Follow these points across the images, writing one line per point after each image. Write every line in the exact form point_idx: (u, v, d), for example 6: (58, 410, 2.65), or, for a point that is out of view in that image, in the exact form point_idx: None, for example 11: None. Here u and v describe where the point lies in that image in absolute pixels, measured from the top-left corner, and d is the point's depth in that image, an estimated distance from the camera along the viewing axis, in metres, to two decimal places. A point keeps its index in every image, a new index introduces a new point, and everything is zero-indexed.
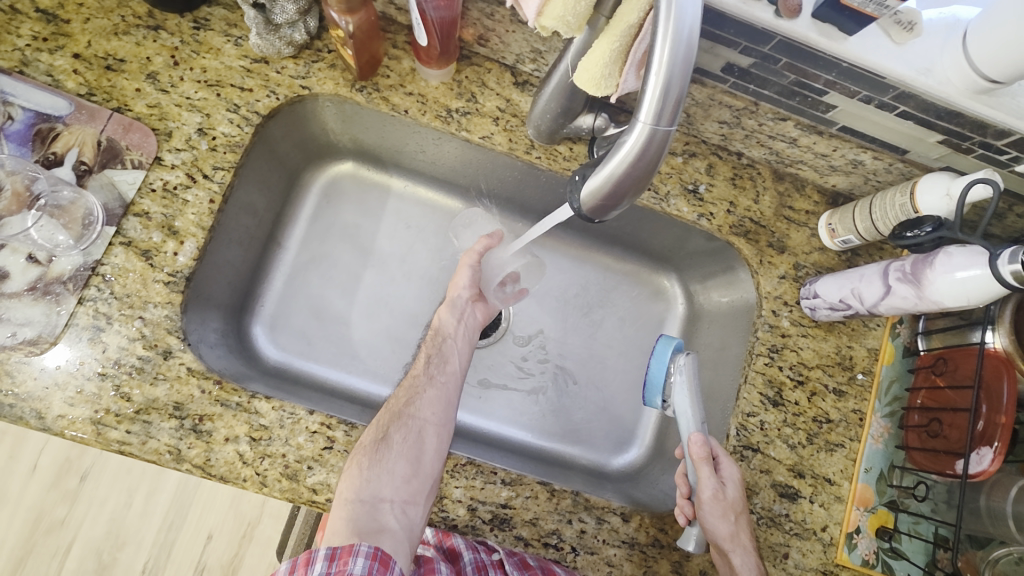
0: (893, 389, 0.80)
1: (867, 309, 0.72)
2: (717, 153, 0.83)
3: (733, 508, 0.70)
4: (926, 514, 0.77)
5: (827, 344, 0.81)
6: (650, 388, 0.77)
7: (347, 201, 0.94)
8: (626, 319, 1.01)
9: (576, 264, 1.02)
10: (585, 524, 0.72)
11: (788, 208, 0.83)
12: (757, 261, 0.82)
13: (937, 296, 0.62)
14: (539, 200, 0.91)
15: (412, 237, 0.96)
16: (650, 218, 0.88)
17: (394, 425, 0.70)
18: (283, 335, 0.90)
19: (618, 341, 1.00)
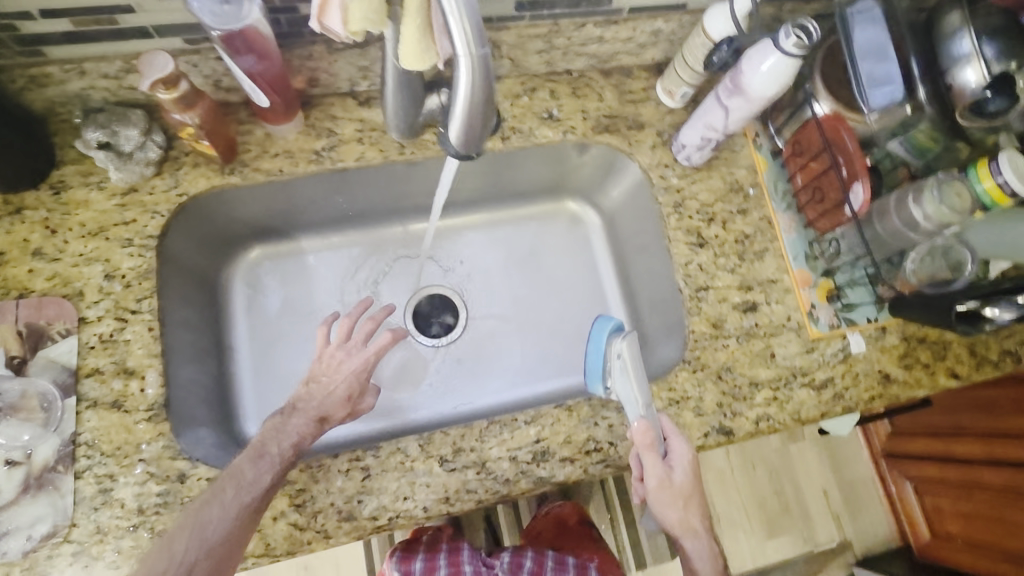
0: (780, 186, 0.94)
1: (723, 133, 0.82)
2: (551, 79, 0.94)
3: (682, 494, 0.76)
4: (853, 264, 0.90)
5: (714, 180, 0.93)
6: (591, 376, 0.80)
7: (271, 284, 1.00)
8: (556, 253, 1.11)
9: (493, 231, 1.11)
10: (610, 417, 0.80)
11: (628, 93, 0.95)
12: (627, 145, 0.93)
13: (761, 100, 0.74)
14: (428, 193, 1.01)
15: (343, 282, 1.04)
16: (527, 156, 0.99)
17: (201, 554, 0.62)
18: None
19: (558, 274, 1.11)
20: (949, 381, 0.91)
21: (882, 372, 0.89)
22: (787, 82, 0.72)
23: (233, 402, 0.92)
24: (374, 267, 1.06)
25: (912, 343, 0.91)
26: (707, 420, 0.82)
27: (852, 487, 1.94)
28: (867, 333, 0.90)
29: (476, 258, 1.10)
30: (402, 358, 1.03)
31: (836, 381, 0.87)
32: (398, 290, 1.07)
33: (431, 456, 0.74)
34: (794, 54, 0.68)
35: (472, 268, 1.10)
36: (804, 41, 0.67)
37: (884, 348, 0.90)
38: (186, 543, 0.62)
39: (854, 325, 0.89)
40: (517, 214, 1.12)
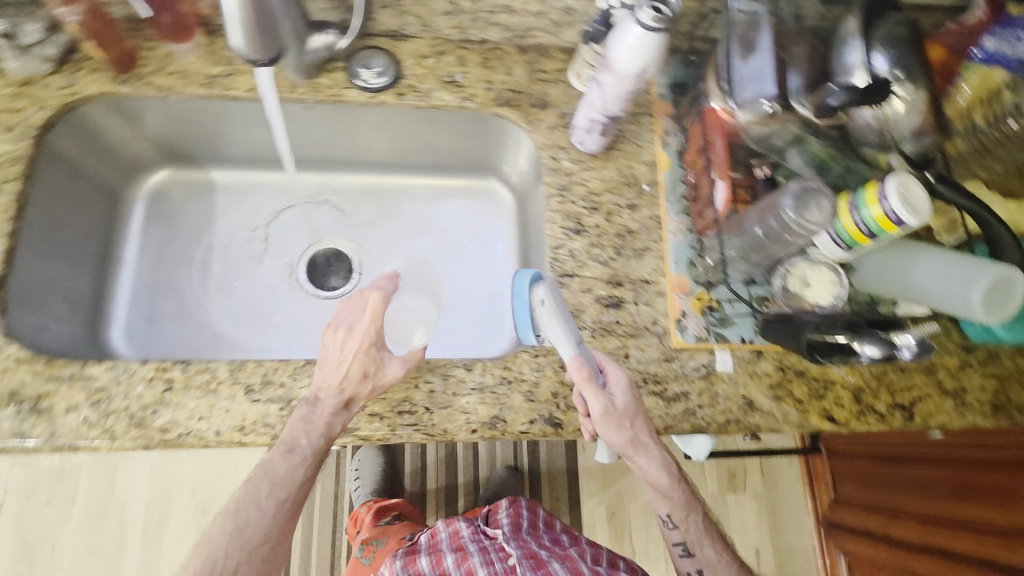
0: (678, 189, 0.90)
1: (603, 115, 0.81)
2: (463, 46, 0.95)
3: (626, 415, 0.76)
4: (736, 280, 0.85)
5: (608, 170, 0.92)
6: (522, 326, 0.82)
7: (175, 209, 1.06)
8: (461, 228, 1.12)
9: (404, 197, 1.12)
10: (435, 382, 0.78)
11: (539, 71, 0.95)
12: (525, 121, 0.93)
13: (630, 79, 0.72)
14: (342, 147, 1.05)
15: (247, 216, 1.08)
16: (428, 121, 0.98)
17: (242, 541, 0.75)
18: (145, 338, 0.98)
19: (460, 248, 1.11)
20: (824, 423, 0.84)
21: (746, 398, 0.83)
22: (650, 60, 0.70)
23: (109, 305, 0.98)
24: (279, 209, 1.09)
25: (788, 375, 0.85)
26: (537, 408, 0.79)
27: (789, 554, 1.82)
28: (738, 354, 0.85)
29: (387, 220, 1.12)
30: (285, 302, 1.05)
31: (691, 397, 0.82)
32: (296, 233, 1.09)
33: (238, 382, 0.74)
34: (649, 28, 0.66)
35: (376, 230, 1.12)
36: (660, 13, 0.65)
37: (755, 375, 0.84)
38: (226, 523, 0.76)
39: (725, 343, 0.84)
40: (428, 183, 1.12)
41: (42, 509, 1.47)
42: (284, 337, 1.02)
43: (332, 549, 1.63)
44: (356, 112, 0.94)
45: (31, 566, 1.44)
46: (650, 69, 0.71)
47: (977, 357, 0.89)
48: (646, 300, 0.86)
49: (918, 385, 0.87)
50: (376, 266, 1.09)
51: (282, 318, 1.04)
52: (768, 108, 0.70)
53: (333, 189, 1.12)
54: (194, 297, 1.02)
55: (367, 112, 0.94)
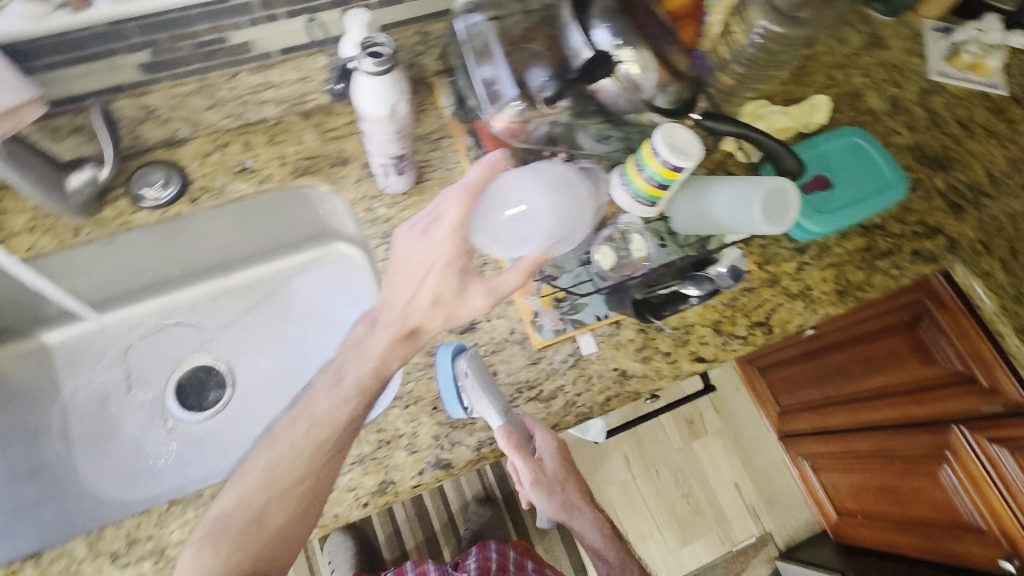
0: None
1: (389, 158, 0.81)
2: (246, 130, 0.94)
3: (556, 480, 0.90)
4: (573, 264, 0.87)
5: (425, 203, 0.92)
6: (447, 400, 0.78)
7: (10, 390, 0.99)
8: (317, 301, 1.10)
9: (251, 290, 1.10)
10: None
11: (330, 131, 0.95)
12: (330, 183, 0.92)
13: (389, 119, 0.72)
14: (166, 266, 1.01)
15: (95, 367, 1.02)
16: (240, 215, 0.96)
17: (293, 497, 0.72)
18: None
19: (324, 321, 1.09)
20: (696, 365, 0.88)
21: (619, 370, 0.86)
22: (396, 97, 0.71)
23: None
24: (123, 348, 1.04)
25: (650, 333, 0.88)
26: (421, 457, 0.78)
27: (766, 474, 1.88)
28: (599, 332, 0.87)
29: (244, 320, 1.09)
30: (164, 441, 1.00)
31: (567, 388, 0.84)
32: (149, 366, 1.05)
33: (101, 553, 0.71)
34: (377, 69, 0.67)
35: (233, 332, 1.09)
36: (378, 57, 0.66)
37: (619, 345, 0.87)
38: (204, 539, 0.70)
39: (582, 326, 0.86)
40: (270, 268, 1.10)
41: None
42: (174, 475, 0.98)
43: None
44: (156, 233, 0.91)
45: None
46: (402, 104, 0.72)
47: (812, 254, 0.95)
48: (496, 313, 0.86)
49: (768, 299, 0.92)
50: (248, 369, 1.06)
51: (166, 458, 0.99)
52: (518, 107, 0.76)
53: (174, 308, 1.07)
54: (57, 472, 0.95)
55: (168, 228, 0.91)
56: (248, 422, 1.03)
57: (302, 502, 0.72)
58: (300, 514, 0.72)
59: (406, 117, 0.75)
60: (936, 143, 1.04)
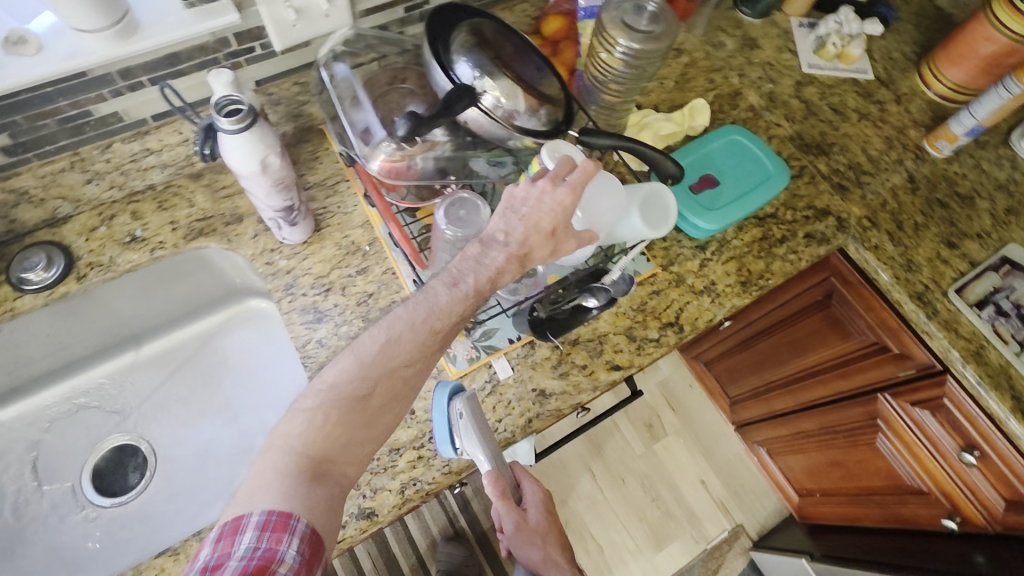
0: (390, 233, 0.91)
1: (272, 210, 0.82)
2: (133, 199, 0.91)
3: (540, 534, 1.02)
4: None
5: (327, 249, 0.92)
6: (440, 442, 0.77)
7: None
8: (233, 361, 1.07)
9: (163, 361, 1.06)
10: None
11: (222, 189, 0.94)
12: (226, 242, 0.91)
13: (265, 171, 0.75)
14: (66, 348, 0.97)
15: (1, 463, 0.96)
16: (140, 285, 0.94)
17: (382, 392, 0.66)
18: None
19: (248, 381, 1.06)
20: (613, 374, 0.89)
21: (537, 389, 0.86)
22: (267, 150, 0.73)
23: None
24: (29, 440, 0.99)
25: (564, 348, 0.89)
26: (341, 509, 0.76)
27: (729, 466, 1.90)
28: (513, 354, 0.87)
29: (163, 391, 1.05)
30: (84, 532, 0.95)
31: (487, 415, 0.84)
32: (57, 456, 1.00)
33: None
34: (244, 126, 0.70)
35: (150, 406, 1.05)
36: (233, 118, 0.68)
37: (535, 364, 0.87)
38: (319, 404, 0.64)
39: (494, 351, 0.86)
40: (181, 335, 1.07)
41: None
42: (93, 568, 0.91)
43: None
44: (48, 315, 0.88)
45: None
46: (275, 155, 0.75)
47: (713, 249, 0.98)
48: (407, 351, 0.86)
49: (676, 299, 0.95)
50: (170, 442, 1.02)
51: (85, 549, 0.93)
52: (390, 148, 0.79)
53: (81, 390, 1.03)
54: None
55: (58, 309, 0.88)
56: (174, 499, 0.98)
57: (381, 406, 0.67)
58: (383, 415, 0.67)
59: (284, 169, 0.78)
60: (814, 131, 1.11)
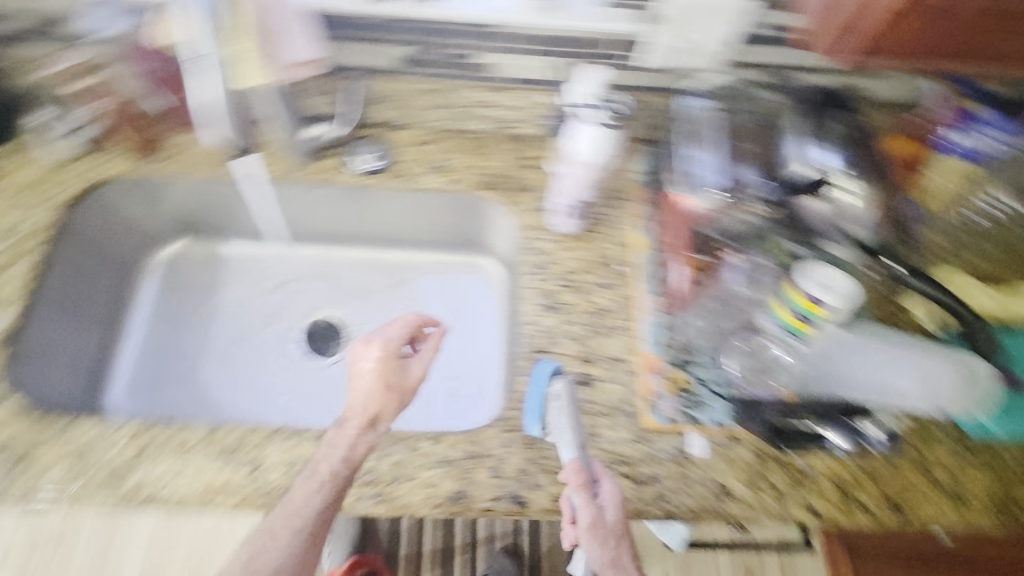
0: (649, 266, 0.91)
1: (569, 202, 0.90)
2: (455, 134, 1.04)
3: (614, 533, 0.75)
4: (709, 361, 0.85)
5: (587, 251, 0.95)
6: (528, 412, 0.81)
7: (178, 288, 1.13)
8: (452, 301, 1.12)
9: (399, 277, 1.15)
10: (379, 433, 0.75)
11: (525, 159, 1.02)
12: (508, 203, 0.98)
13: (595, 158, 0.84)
14: (335, 223, 1.12)
15: (248, 284, 1.14)
16: (410, 203, 1.05)
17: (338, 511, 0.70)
18: (138, 398, 1.04)
19: (451, 325, 1.11)
20: (806, 517, 0.79)
21: (722, 485, 0.80)
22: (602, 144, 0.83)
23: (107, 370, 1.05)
24: (282, 278, 1.14)
25: (766, 463, 0.82)
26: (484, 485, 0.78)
27: None
28: (713, 438, 0.83)
29: (382, 295, 1.14)
30: (279, 368, 1.07)
31: (663, 481, 0.80)
32: (287, 306, 1.13)
33: (211, 446, 0.78)
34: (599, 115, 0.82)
35: (371, 305, 1.14)
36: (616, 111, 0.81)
37: (730, 460, 0.82)
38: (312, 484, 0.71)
39: (693, 425, 0.83)
40: (425, 260, 1.16)
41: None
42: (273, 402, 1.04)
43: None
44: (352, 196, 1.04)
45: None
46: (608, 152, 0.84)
47: (978, 455, 0.84)
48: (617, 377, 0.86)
49: (912, 484, 0.82)
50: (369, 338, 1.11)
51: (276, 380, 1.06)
52: (719, 195, 0.86)
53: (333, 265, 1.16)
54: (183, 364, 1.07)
55: (364, 192, 1.02)
56: (353, 387, 1.05)
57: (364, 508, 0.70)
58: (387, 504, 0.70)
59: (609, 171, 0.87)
60: None
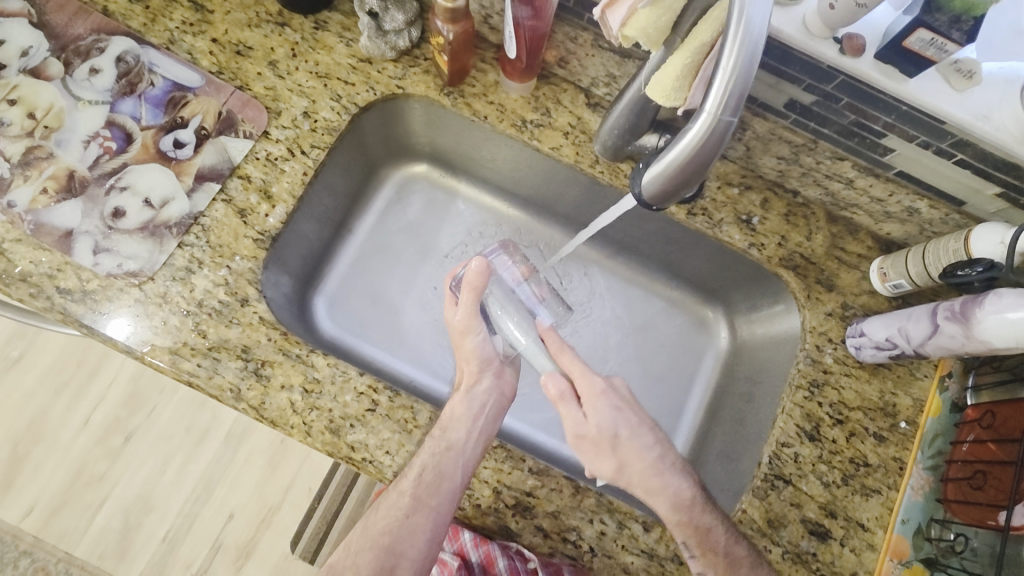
0: (788, 236, 0.71)
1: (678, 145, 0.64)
2: None
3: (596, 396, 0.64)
4: (846, 369, 0.68)
5: (715, 200, 0.72)
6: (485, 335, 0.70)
7: (423, 205, 0.87)
8: (580, 279, 0.88)
9: (621, 286, 0.88)
10: (495, 473, 0.61)
11: None
12: None
13: (676, 79, 0.47)
14: (415, 122, 0.79)
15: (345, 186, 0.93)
16: (508, 140, 0.74)
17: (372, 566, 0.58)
18: (348, 307, 0.82)
19: (578, 307, 0.86)
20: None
21: (857, 521, 0.64)
22: (708, 101, 0.37)
23: (326, 266, 0.82)
24: (485, 222, 0.88)
25: (913, 507, 0.63)
26: (582, 541, 0.60)
27: None
28: (845, 462, 0.65)
29: (480, 233, 0.87)
30: (337, 283, 0.82)
31: (783, 505, 0.63)
32: None
33: None
34: (736, 40, 0.35)
35: (588, 321, 0.86)
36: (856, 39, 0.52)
37: (866, 495, 0.64)
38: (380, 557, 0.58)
39: (835, 490, 0.64)
40: (658, 292, 0.88)
41: (54, 403, 1.34)
42: (324, 316, 0.81)
43: (325, 535, 1.24)
44: (614, 199, 0.75)
45: (28, 450, 1.31)
46: (710, 135, 0.38)
47: None
48: (787, 415, 0.66)
49: None
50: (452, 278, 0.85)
51: (334, 296, 0.82)
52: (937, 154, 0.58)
53: (554, 247, 0.88)
54: (412, 299, 0.84)
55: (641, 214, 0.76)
56: (425, 334, 0.83)
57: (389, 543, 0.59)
58: (399, 544, 0.58)
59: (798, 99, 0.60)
60: None
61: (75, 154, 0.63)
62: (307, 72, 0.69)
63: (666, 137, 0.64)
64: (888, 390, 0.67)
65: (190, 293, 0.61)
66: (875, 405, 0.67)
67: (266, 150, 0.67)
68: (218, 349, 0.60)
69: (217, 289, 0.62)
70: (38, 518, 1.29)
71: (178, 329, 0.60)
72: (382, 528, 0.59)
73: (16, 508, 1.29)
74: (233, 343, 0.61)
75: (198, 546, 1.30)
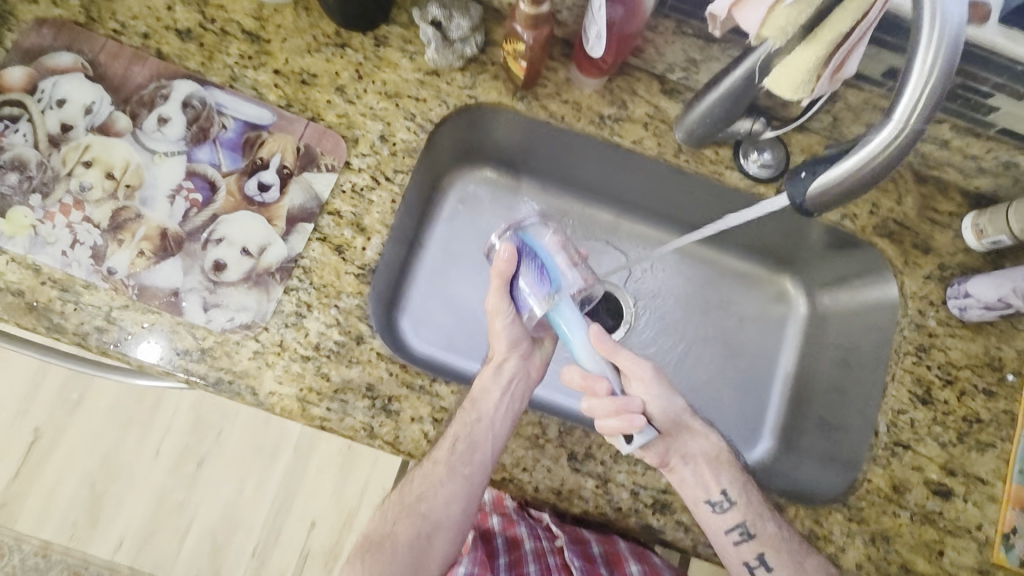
0: (878, 202, 0.71)
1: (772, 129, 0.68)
2: None
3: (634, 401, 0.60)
4: (951, 329, 0.69)
5: None
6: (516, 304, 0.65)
7: (488, 208, 0.85)
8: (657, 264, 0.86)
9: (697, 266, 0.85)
10: (629, 476, 0.62)
11: None
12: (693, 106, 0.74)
13: (808, 73, 0.46)
14: (491, 128, 0.77)
15: None
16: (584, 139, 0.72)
17: (403, 529, 0.62)
18: (430, 323, 0.81)
19: (660, 292, 0.83)
20: None
21: (980, 479, 0.65)
22: (897, 113, 0.37)
23: (405, 283, 0.81)
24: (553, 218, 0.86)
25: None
26: None
27: None
28: (960, 421, 0.67)
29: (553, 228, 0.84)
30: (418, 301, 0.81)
31: (907, 471, 0.65)
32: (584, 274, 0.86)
33: None
34: (934, 47, 0.35)
35: (671, 306, 0.83)
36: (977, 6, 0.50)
37: (984, 450, 0.66)
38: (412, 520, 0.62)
39: (951, 449, 0.66)
40: (735, 268, 0.85)
41: (123, 439, 1.35)
42: (410, 334, 0.80)
43: None
44: (695, 185, 0.74)
45: (108, 487, 1.34)
46: (897, 145, 0.38)
47: None
48: (899, 384, 0.67)
49: None
50: None
51: (418, 313, 0.81)
52: None
53: (625, 235, 0.85)
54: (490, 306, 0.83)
55: (723, 198, 0.74)
56: None
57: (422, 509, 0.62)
58: (426, 508, 0.62)
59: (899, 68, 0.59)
60: None
61: (164, 211, 0.62)
62: (377, 93, 0.68)
63: (761, 121, 0.67)
64: (994, 346, 0.69)
65: (306, 338, 0.61)
66: (981, 361, 0.68)
67: (351, 181, 0.65)
68: (345, 391, 0.60)
69: (330, 330, 0.62)
70: (130, 550, 1.33)
71: (302, 375, 0.60)
72: (417, 496, 0.62)
73: (107, 543, 1.33)
74: (357, 383, 0.61)
75: (289, 556, 1.35)
